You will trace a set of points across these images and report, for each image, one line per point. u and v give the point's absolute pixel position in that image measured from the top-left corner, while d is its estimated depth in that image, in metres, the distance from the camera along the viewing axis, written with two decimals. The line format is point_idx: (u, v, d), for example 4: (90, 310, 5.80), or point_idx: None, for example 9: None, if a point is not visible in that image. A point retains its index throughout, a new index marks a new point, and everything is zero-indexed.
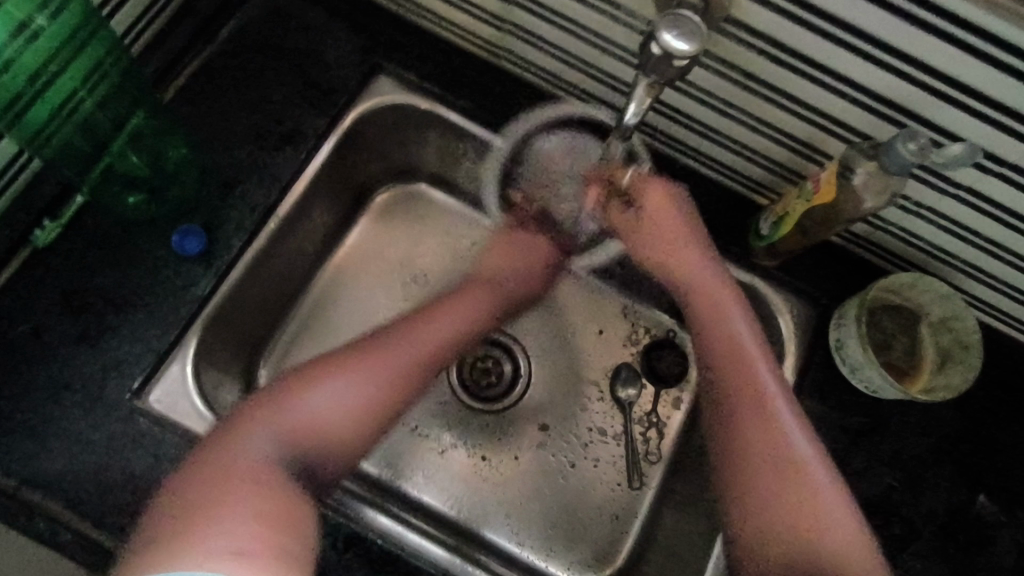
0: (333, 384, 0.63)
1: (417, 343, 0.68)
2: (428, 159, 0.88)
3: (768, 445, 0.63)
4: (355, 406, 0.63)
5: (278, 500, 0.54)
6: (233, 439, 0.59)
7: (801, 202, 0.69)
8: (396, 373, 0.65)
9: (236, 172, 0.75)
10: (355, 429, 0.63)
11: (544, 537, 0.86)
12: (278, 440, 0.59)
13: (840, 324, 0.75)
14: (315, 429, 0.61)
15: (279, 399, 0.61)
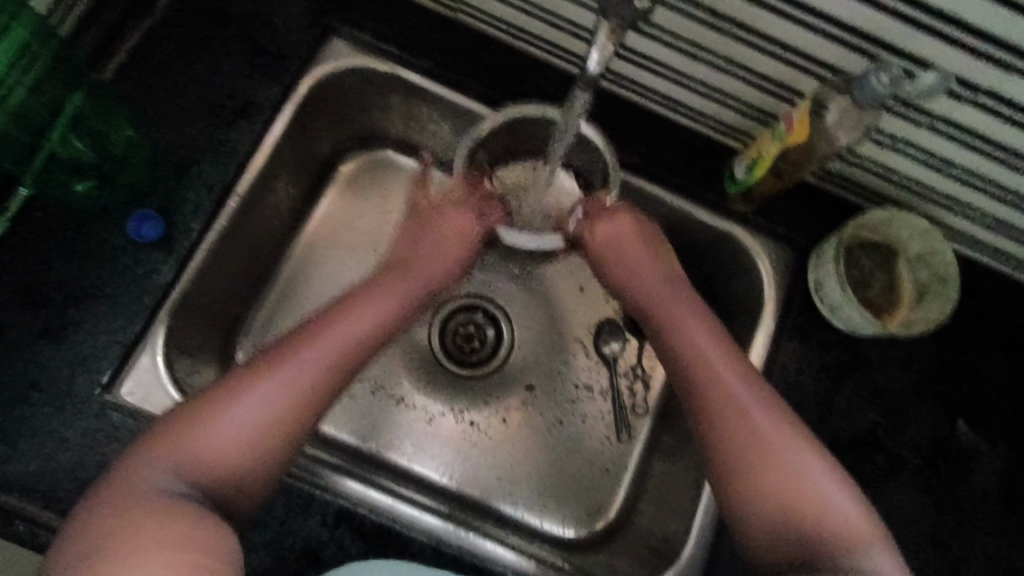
0: (231, 406, 0.56)
1: (325, 354, 0.61)
2: (392, 124, 0.85)
3: (743, 428, 0.62)
4: (258, 427, 0.56)
5: (195, 530, 0.50)
6: (131, 476, 0.53)
7: (774, 142, 0.67)
8: (305, 383, 0.59)
9: (189, 150, 0.71)
10: (261, 451, 0.56)
11: (538, 496, 0.86)
12: (179, 471, 0.54)
13: (818, 265, 0.74)
14: (216, 458, 0.55)
15: (179, 427, 0.55)
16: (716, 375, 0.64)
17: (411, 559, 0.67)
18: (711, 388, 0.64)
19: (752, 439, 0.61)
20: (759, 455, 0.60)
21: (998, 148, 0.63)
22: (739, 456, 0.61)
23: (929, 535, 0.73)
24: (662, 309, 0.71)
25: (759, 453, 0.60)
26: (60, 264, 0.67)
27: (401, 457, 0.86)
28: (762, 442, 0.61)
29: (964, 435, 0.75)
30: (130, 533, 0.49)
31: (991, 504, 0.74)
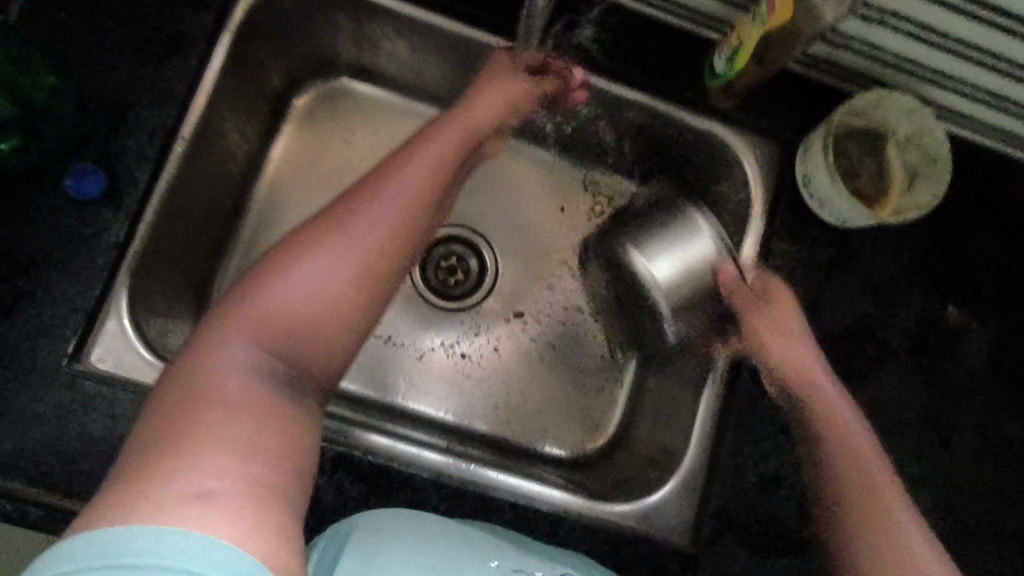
0: (304, 260, 0.49)
1: (393, 205, 0.52)
2: (344, 48, 0.79)
3: (851, 460, 0.60)
4: (337, 286, 0.49)
5: (269, 434, 0.42)
6: (205, 353, 0.45)
7: (755, 27, 0.62)
8: (386, 226, 0.51)
9: (121, 94, 0.65)
10: (340, 316, 0.49)
11: (538, 421, 0.86)
12: (256, 345, 0.47)
13: (806, 157, 0.71)
14: (293, 322, 0.48)
15: (250, 291, 0.48)
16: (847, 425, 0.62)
17: (415, 494, 0.66)
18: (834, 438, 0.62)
19: (868, 488, 0.58)
20: (874, 507, 0.57)
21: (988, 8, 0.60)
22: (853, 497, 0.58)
23: (926, 418, 0.73)
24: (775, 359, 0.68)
25: (874, 500, 0.58)
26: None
27: (394, 395, 0.84)
28: (876, 495, 0.58)
29: (955, 316, 0.75)
30: (204, 434, 0.40)
31: (983, 381, 0.75)
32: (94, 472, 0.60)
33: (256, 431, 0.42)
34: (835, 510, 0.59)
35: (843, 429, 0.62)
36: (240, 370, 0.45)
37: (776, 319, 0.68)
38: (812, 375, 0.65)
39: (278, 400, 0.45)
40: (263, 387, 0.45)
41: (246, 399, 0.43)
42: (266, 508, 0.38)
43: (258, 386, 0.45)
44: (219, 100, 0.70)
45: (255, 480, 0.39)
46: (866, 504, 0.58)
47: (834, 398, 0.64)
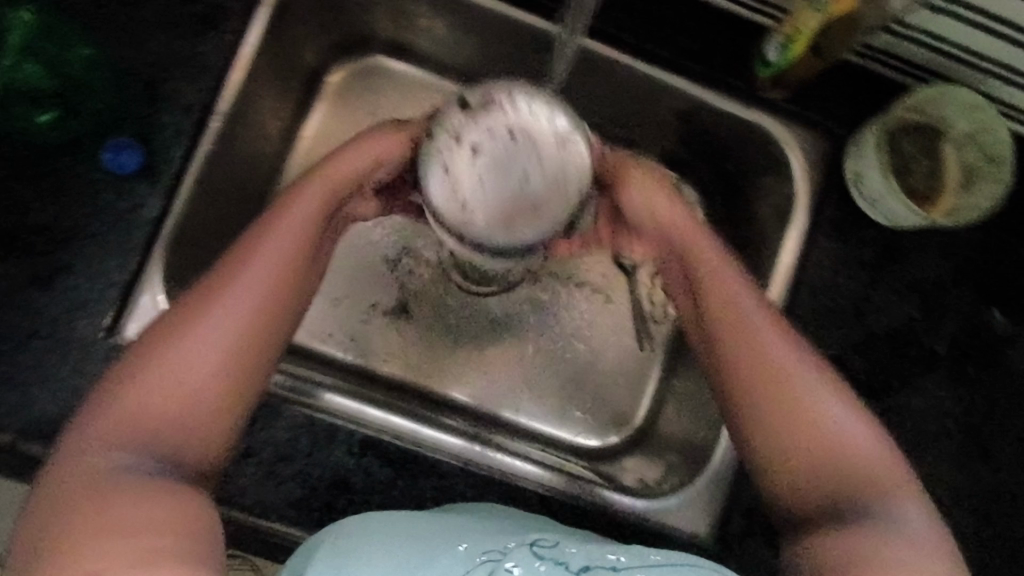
0: (172, 348, 0.51)
1: (255, 277, 0.53)
2: (381, 24, 0.77)
3: (767, 373, 0.57)
4: (213, 366, 0.51)
5: (156, 508, 0.45)
6: (87, 448, 0.48)
7: (815, 14, 0.59)
8: (246, 305, 0.52)
9: (159, 68, 0.64)
10: (213, 393, 0.51)
11: (562, 409, 0.85)
12: (134, 438, 0.49)
13: (857, 154, 0.68)
14: (170, 411, 0.50)
15: (123, 383, 0.50)
16: (728, 281, 0.60)
17: (440, 480, 0.66)
18: (747, 352, 0.57)
19: (790, 404, 0.56)
20: (801, 424, 0.55)
21: None
22: (763, 394, 0.56)
23: (965, 427, 0.71)
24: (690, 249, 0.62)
25: (799, 411, 0.56)
26: (39, 205, 0.62)
27: (420, 378, 0.84)
28: (800, 406, 0.56)
29: (1004, 323, 0.72)
30: (95, 514, 0.44)
31: None
32: None
33: (142, 508, 0.45)
34: (751, 433, 0.57)
35: (731, 301, 0.59)
36: (119, 464, 0.47)
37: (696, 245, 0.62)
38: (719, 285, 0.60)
39: (168, 478, 0.48)
40: (150, 472, 0.48)
41: (131, 484, 0.46)
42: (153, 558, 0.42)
43: (149, 468, 0.48)
44: (256, 75, 0.68)
45: (138, 550, 0.43)
46: (787, 418, 0.56)
47: (743, 301, 0.59)
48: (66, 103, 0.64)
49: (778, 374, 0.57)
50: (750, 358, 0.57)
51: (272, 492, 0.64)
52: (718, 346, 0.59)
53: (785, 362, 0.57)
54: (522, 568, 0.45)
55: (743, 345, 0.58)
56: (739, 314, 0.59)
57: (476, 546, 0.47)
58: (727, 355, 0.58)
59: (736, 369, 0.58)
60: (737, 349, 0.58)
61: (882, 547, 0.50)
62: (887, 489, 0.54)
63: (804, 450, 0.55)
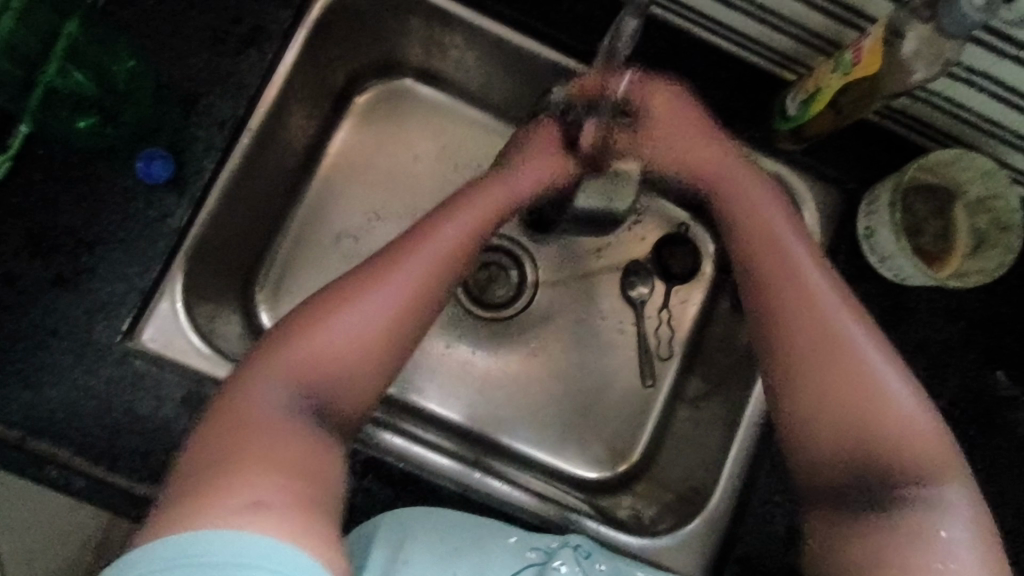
0: (347, 312, 0.54)
1: (410, 286, 0.56)
2: (413, 52, 0.80)
3: (837, 346, 0.55)
4: (365, 349, 0.54)
5: (301, 454, 0.49)
6: (249, 386, 0.51)
7: (837, 75, 0.61)
8: (419, 281, 0.56)
9: (195, 84, 0.66)
10: (364, 374, 0.54)
11: (563, 440, 0.86)
12: (292, 384, 0.52)
13: (870, 211, 0.70)
14: (337, 366, 0.53)
15: (294, 334, 0.53)
16: (804, 261, 0.58)
17: (440, 504, 0.67)
18: (817, 338, 0.56)
19: (860, 378, 0.54)
20: (847, 377, 0.54)
21: None
22: (821, 357, 0.55)
23: None
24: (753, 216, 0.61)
25: (863, 393, 0.53)
26: (69, 208, 0.64)
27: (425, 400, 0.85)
28: (854, 368, 0.54)
29: (1007, 386, 0.72)
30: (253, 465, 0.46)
31: None
32: (136, 448, 0.62)
33: (287, 452, 0.48)
34: (804, 392, 0.55)
35: (800, 280, 0.58)
36: (279, 406, 0.51)
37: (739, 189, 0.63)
38: (787, 254, 0.59)
39: (314, 428, 0.51)
40: (300, 420, 0.51)
41: (285, 427, 0.50)
42: (310, 518, 0.45)
43: (298, 421, 0.50)
44: (290, 94, 0.70)
45: (288, 490, 0.46)
46: (837, 375, 0.54)
47: (816, 278, 0.57)
48: (105, 112, 0.65)
49: (852, 366, 0.54)
50: (829, 344, 0.55)
51: None
52: (789, 314, 0.57)
53: (859, 351, 0.55)
54: (568, 565, 0.53)
55: (825, 327, 0.56)
56: (812, 298, 0.57)
57: (525, 540, 0.54)
58: (798, 316, 0.57)
59: (808, 338, 0.56)
60: (805, 316, 0.56)
61: (920, 529, 0.50)
62: (939, 458, 0.52)
63: (852, 441, 0.53)
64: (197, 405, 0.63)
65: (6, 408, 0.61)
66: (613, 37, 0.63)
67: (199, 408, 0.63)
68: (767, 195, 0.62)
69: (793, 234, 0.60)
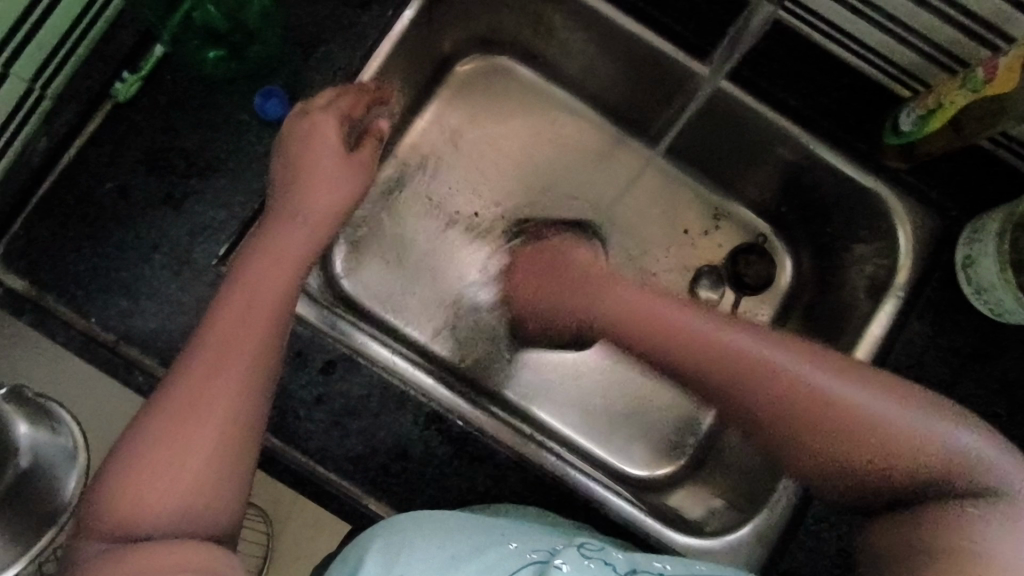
0: (158, 432, 0.49)
1: (197, 396, 0.50)
2: (520, 30, 0.83)
3: (818, 416, 0.55)
4: (218, 442, 0.50)
5: (186, 552, 0.45)
6: (97, 537, 0.46)
7: (965, 92, 0.59)
8: (214, 363, 0.51)
9: (320, 30, 0.69)
10: (218, 469, 0.49)
11: (612, 431, 0.86)
12: (141, 516, 0.47)
13: (974, 239, 0.67)
14: (181, 480, 0.48)
15: (124, 472, 0.48)
16: (710, 345, 0.61)
17: (493, 469, 0.67)
18: (789, 404, 0.56)
19: (831, 412, 0.55)
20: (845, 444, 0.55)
21: None
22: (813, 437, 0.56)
23: None
24: (672, 326, 0.64)
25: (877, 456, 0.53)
26: (188, 132, 0.67)
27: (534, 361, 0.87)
28: (851, 430, 0.54)
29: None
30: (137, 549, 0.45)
31: None
32: None
33: (174, 550, 0.45)
34: (805, 454, 0.56)
35: (730, 370, 0.59)
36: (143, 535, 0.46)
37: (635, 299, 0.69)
38: (698, 342, 0.61)
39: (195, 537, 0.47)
40: (168, 538, 0.46)
41: (160, 543, 0.45)
42: None
43: (167, 535, 0.46)
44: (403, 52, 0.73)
45: None
46: (839, 450, 0.55)
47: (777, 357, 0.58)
48: (231, 46, 0.68)
49: (820, 405, 0.55)
50: (790, 407, 0.56)
51: (333, 443, 0.66)
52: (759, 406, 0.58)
53: (796, 381, 0.56)
54: (570, 566, 0.50)
55: (812, 416, 0.55)
56: (741, 366, 0.59)
57: (526, 545, 0.53)
58: (737, 387, 0.59)
59: (780, 422, 0.57)
60: (722, 369, 0.60)
61: None
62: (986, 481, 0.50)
63: (860, 469, 0.54)
64: None
65: (104, 312, 0.65)
66: None
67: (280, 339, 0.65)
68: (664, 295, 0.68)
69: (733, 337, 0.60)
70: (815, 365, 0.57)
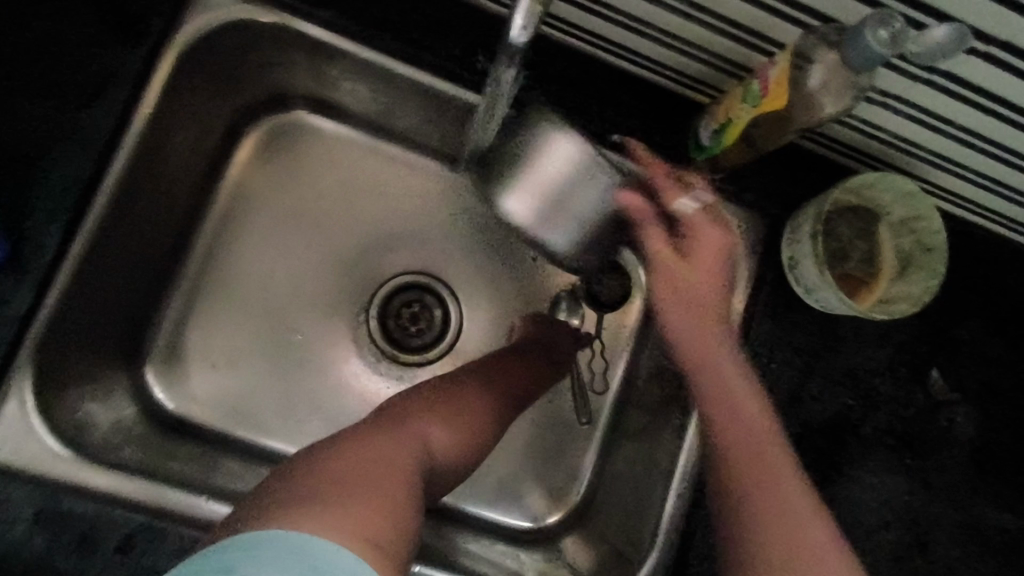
0: (433, 414, 0.60)
1: (470, 401, 0.64)
2: (299, 82, 0.75)
3: (760, 476, 0.49)
4: (435, 461, 0.57)
5: (370, 502, 0.46)
6: (363, 440, 0.54)
7: (747, 107, 0.56)
8: (478, 416, 0.63)
9: (31, 145, 0.57)
10: (416, 474, 0.53)
11: (498, 488, 0.81)
12: (347, 445, 0.52)
13: (794, 241, 0.66)
14: (400, 447, 0.55)
15: (394, 416, 0.58)
16: (752, 411, 0.51)
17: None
18: (750, 467, 0.50)
19: (783, 503, 0.48)
20: (772, 517, 0.48)
21: (1017, 113, 0.54)
22: (746, 494, 0.49)
23: (901, 516, 0.70)
24: (681, 327, 0.54)
25: (790, 545, 0.47)
26: None
27: (545, 173, 0.51)
28: (782, 504, 0.48)
29: (942, 388, 0.72)
30: (352, 496, 0.46)
31: (963, 482, 0.72)
32: None
33: (352, 493, 0.46)
34: (725, 510, 0.50)
35: (754, 422, 0.51)
36: (370, 458, 0.51)
37: (684, 305, 0.53)
38: (710, 364, 0.52)
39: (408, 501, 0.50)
40: (396, 482, 0.50)
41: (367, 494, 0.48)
42: (360, 538, 0.43)
43: (398, 474, 0.51)
44: (157, 136, 0.65)
45: (346, 520, 0.44)
46: (766, 521, 0.48)
47: (740, 390, 0.51)
48: None
49: (779, 495, 0.48)
50: (743, 467, 0.50)
51: None
52: (721, 446, 0.51)
53: (754, 438, 0.50)
54: None
55: (755, 474, 0.49)
56: (725, 394, 0.51)
57: None
58: (727, 415, 0.51)
59: (733, 472, 0.50)
60: (700, 392, 0.52)
61: None
62: None
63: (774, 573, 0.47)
64: (55, 520, 0.55)
65: None
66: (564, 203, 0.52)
67: (57, 526, 0.55)
68: (715, 317, 0.53)
69: (730, 357, 0.53)
70: (773, 428, 0.51)
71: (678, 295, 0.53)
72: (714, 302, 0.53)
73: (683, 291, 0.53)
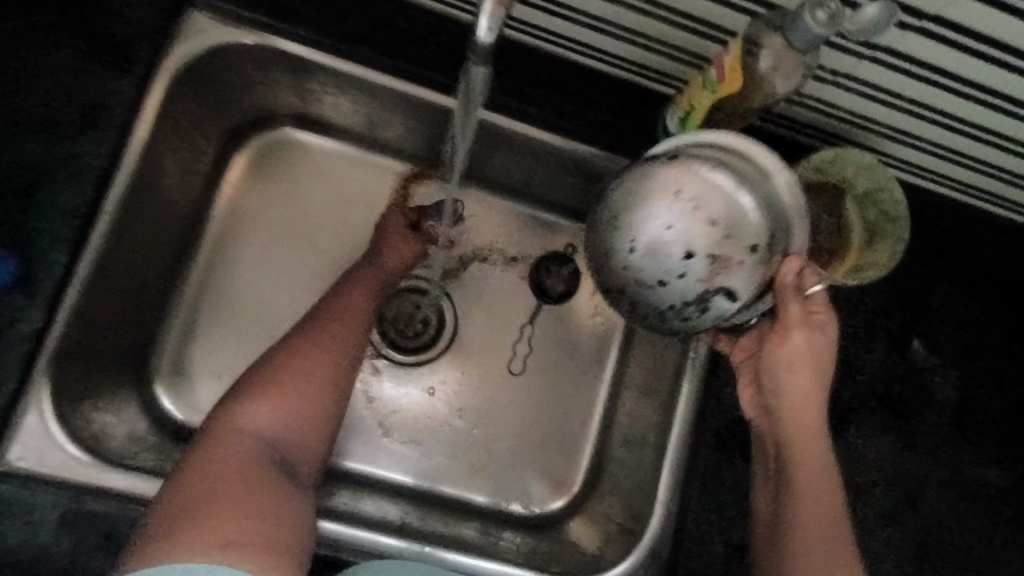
0: (257, 403, 0.59)
1: (299, 367, 0.62)
2: (285, 99, 0.79)
3: (822, 494, 0.59)
4: (271, 443, 0.58)
5: (244, 514, 0.50)
6: (211, 454, 0.55)
7: (706, 93, 0.59)
8: (309, 378, 0.62)
9: (36, 171, 0.61)
10: (262, 469, 0.55)
11: (500, 478, 0.83)
12: (188, 468, 0.53)
13: None
14: (243, 449, 0.56)
15: (226, 419, 0.58)
16: (824, 447, 0.61)
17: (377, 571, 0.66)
18: (814, 505, 0.59)
19: (831, 522, 0.58)
20: (828, 526, 0.58)
21: (956, 82, 0.59)
22: (804, 508, 0.59)
23: (889, 477, 0.73)
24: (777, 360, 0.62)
25: (830, 546, 0.57)
26: None
27: (740, 219, 0.57)
28: (834, 530, 0.58)
29: (923, 355, 0.75)
30: (202, 518, 0.48)
31: (947, 440, 0.75)
32: None
33: (225, 515, 0.49)
34: (792, 511, 0.59)
35: (822, 458, 0.60)
36: (223, 473, 0.53)
37: (801, 393, 0.61)
38: (810, 413, 0.61)
39: (280, 489, 0.54)
40: (263, 481, 0.54)
41: (243, 507, 0.51)
42: (255, 553, 0.47)
43: (262, 475, 0.54)
44: (152, 158, 0.68)
45: (227, 539, 0.47)
46: (826, 532, 0.58)
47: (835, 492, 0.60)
48: None
49: (829, 503, 0.59)
50: (800, 479, 0.60)
51: None
52: (798, 456, 0.60)
53: (831, 469, 0.60)
54: None
55: (816, 495, 0.59)
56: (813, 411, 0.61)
57: None
58: (800, 452, 0.60)
59: (802, 503, 0.59)
60: (809, 418, 0.61)
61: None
62: None
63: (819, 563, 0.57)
64: (80, 524, 0.58)
65: None
66: (674, 245, 0.56)
67: (82, 529, 0.58)
68: (823, 391, 0.61)
69: (821, 393, 0.61)
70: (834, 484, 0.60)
71: (806, 383, 0.61)
72: (829, 348, 0.61)
73: (805, 360, 0.60)
